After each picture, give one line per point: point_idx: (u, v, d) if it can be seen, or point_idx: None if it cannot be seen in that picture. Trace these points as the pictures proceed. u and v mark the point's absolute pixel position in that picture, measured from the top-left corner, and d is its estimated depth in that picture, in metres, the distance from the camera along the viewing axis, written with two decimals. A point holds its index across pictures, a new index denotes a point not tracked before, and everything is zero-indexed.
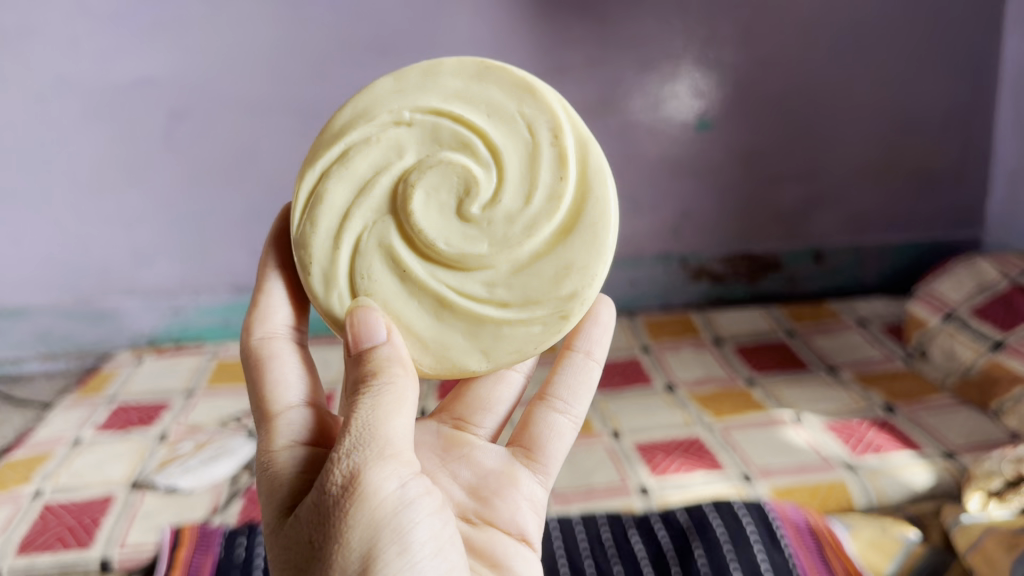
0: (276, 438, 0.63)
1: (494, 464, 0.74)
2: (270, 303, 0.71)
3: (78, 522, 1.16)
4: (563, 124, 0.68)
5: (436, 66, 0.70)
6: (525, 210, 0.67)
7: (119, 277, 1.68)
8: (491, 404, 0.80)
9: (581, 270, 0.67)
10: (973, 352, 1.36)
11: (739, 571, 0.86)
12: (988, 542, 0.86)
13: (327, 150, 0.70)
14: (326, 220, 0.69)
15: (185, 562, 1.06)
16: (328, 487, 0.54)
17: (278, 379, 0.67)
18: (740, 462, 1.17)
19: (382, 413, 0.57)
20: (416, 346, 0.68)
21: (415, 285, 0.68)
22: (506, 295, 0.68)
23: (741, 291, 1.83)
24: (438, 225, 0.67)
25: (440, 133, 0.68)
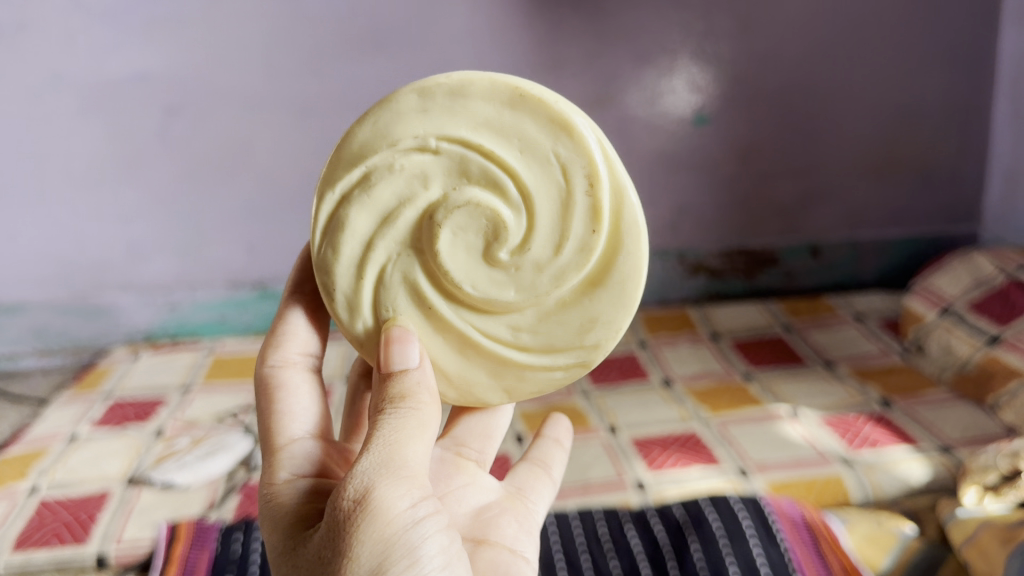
0: (278, 472, 0.63)
1: (488, 494, 0.76)
2: (287, 332, 0.71)
3: (74, 518, 1.16)
4: (602, 171, 0.63)
5: (467, 87, 0.63)
6: (555, 261, 0.64)
7: (115, 273, 1.68)
8: (492, 430, 0.80)
9: (609, 323, 0.66)
10: (969, 346, 1.37)
11: (735, 567, 0.86)
12: (983, 537, 0.86)
13: (349, 173, 0.66)
14: (349, 250, 0.66)
15: (180, 558, 1.06)
16: (341, 500, 0.52)
17: (285, 411, 0.67)
18: (736, 457, 1.17)
19: (401, 434, 0.55)
20: (442, 380, 0.69)
21: (441, 322, 0.67)
22: (530, 339, 0.67)
23: (737, 286, 1.84)
24: (464, 269, 0.64)
25: (467, 167, 0.63)
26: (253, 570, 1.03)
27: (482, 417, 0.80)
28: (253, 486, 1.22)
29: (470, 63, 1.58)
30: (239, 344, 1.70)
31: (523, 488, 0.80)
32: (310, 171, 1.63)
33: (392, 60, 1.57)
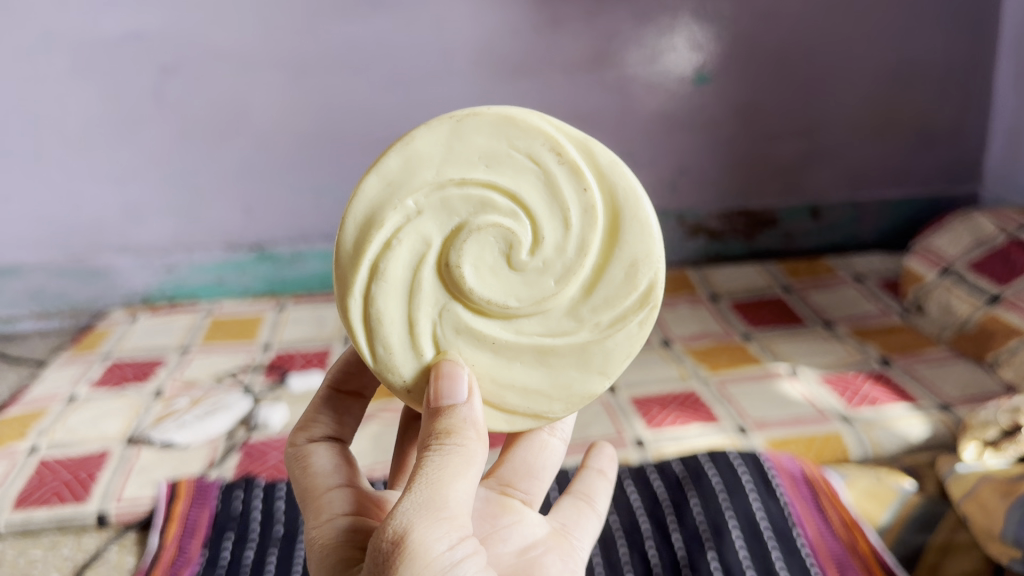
0: (324, 511, 0.61)
1: (534, 533, 0.70)
2: (313, 418, 0.72)
3: (74, 476, 1.16)
4: (558, 136, 0.62)
5: (407, 142, 0.62)
6: (570, 236, 0.62)
7: (110, 235, 1.67)
8: (539, 469, 0.76)
9: (648, 256, 0.63)
10: (969, 306, 1.36)
11: (736, 524, 0.85)
12: (983, 490, 0.86)
13: (356, 277, 0.63)
14: (397, 338, 0.64)
15: (181, 514, 1.06)
16: (381, 540, 0.51)
17: (319, 469, 0.66)
18: (735, 415, 1.17)
19: (445, 472, 0.53)
20: (541, 402, 0.65)
21: (509, 350, 0.64)
22: (596, 317, 0.64)
23: (737, 248, 1.83)
24: (496, 288, 0.63)
25: (453, 204, 0.62)
26: (256, 529, 1.03)
27: (525, 454, 0.76)
28: (253, 445, 1.22)
29: (467, 19, 1.56)
30: (237, 307, 1.70)
31: (568, 523, 0.75)
32: (307, 132, 1.62)
33: (390, 18, 1.54)
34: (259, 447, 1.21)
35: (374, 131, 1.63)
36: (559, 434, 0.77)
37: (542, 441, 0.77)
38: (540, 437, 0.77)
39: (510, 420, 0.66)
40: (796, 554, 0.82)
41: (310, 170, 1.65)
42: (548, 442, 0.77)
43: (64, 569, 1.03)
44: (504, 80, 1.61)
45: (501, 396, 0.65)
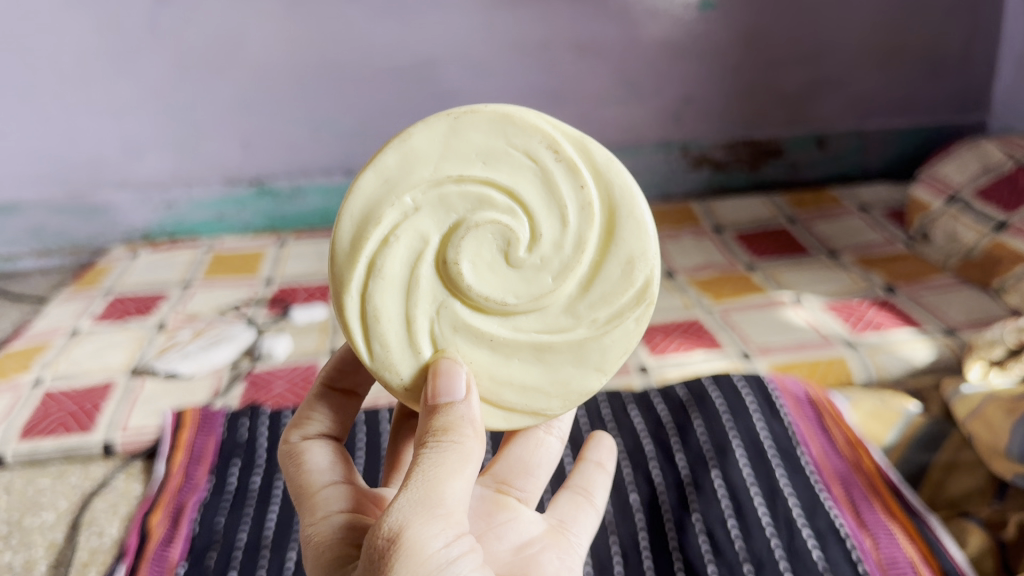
0: (318, 508, 0.59)
1: (530, 529, 0.67)
2: (308, 415, 0.69)
3: (79, 407, 1.16)
4: (556, 134, 0.60)
5: (405, 139, 0.59)
6: (567, 232, 0.60)
7: (110, 171, 1.65)
8: (536, 466, 0.73)
9: (644, 253, 0.61)
10: (976, 234, 1.35)
11: (740, 444, 0.85)
12: (987, 408, 0.85)
13: (352, 274, 0.60)
14: (394, 336, 0.61)
15: (188, 442, 1.07)
16: (375, 539, 0.48)
17: (314, 466, 0.63)
18: (739, 341, 1.17)
19: (440, 469, 0.51)
20: (539, 399, 0.62)
21: (506, 346, 0.61)
22: (594, 313, 0.61)
23: (741, 178, 1.82)
24: (494, 284, 0.60)
25: (452, 201, 0.59)
26: (263, 455, 1.04)
27: (521, 452, 0.73)
28: (258, 374, 1.22)
29: None
30: (238, 242, 1.70)
31: (565, 519, 0.71)
32: (305, 63, 1.59)
33: None
34: (264, 376, 1.21)
35: (373, 63, 1.60)
36: (557, 432, 0.74)
37: (538, 439, 0.73)
38: (535, 434, 0.74)
39: (507, 417, 0.63)
40: (800, 472, 0.82)
41: (309, 102, 1.63)
42: (543, 440, 0.74)
43: (72, 497, 1.04)
44: (505, 9, 1.58)
45: (498, 393, 0.62)
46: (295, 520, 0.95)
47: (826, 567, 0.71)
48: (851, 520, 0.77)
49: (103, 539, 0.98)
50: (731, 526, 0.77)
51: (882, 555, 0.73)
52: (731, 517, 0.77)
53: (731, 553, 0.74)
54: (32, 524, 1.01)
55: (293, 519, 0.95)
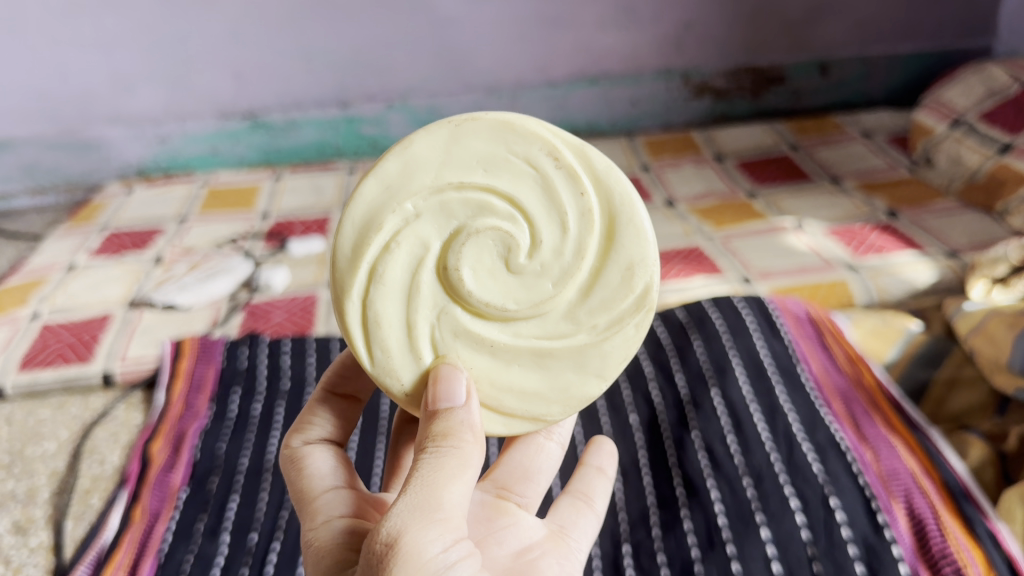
0: (318, 513, 0.55)
1: (529, 536, 0.61)
2: (310, 419, 0.64)
3: (77, 338, 1.16)
4: (557, 141, 0.56)
5: (406, 146, 0.56)
6: (567, 239, 0.56)
7: (102, 105, 1.63)
8: (538, 472, 0.67)
9: (646, 258, 0.57)
10: (980, 157, 1.33)
11: (740, 363, 0.84)
12: (990, 324, 0.84)
13: (353, 279, 0.56)
14: (396, 343, 0.57)
15: (187, 371, 1.07)
16: (373, 545, 0.45)
17: (315, 471, 0.59)
18: (739, 267, 1.16)
19: (441, 473, 0.47)
20: (538, 405, 0.58)
21: (506, 351, 0.57)
22: (594, 319, 0.57)
23: (743, 107, 1.80)
24: (495, 290, 0.56)
25: (452, 208, 0.55)
26: (263, 382, 1.04)
27: (521, 457, 0.67)
28: (256, 304, 1.22)
29: None
30: (233, 176, 1.69)
31: (565, 526, 0.64)
32: None
33: None
34: (263, 307, 1.20)
35: None
36: (558, 437, 0.68)
37: (537, 444, 0.68)
38: (534, 440, 0.68)
39: (507, 423, 0.59)
40: (801, 390, 0.81)
41: (301, 32, 1.58)
42: (543, 446, 0.68)
43: (73, 427, 1.04)
44: None
45: (498, 399, 0.58)
46: None
47: (826, 479, 0.70)
48: (851, 435, 0.76)
49: (105, 467, 0.98)
50: (730, 441, 0.76)
51: (883, 469, 0.71)
52: (730, 433, 0.77)
53: (731, 469, 0.74)
54: (34, 454, 1.01)
55: None
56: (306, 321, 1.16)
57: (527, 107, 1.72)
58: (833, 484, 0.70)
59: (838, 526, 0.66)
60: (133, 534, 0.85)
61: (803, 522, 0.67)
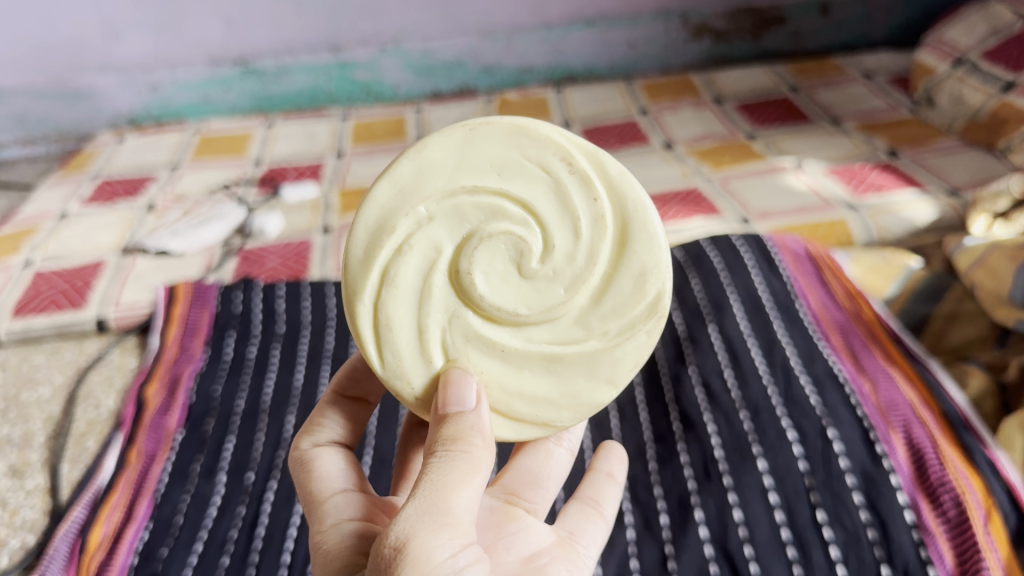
0: (327, 516, 0.52)
1: (538, 541, 0.57)
2: (320, 420, 0.61)
3: (70, 285, 1.15)
4: (571, 147, 0.53)
5: (420, 149, 0.53)
6: (580, 244, 0.53)
7: (91, 54, 1.59)
8: (548, 479, 0.63)
9: (659, 265, 0.54)
10: (983, 96, 1.30)
11: (738, 300, 0.83)
12: (991, 257, 0.83)
13: (365, 282, 0.53)
14: (408, 347, 0.54)
15: (182, 316, 1.05)
16: (382, 548, 0.43)
17: (324, 471, 0.56)
18: (738, 207, 1.14)
19: (450, 477, 0.45)
20: (549, 410, 0.55)
21: (517, 357, 0.54)
22: (605, 325, 0.54)
23: (743, 49, 1.77)
24: (507, 294, 0.53)
25: (465, 211, 0.53)
26: (258, 325, 1.04)
27: (530, 463, 0.64)
28: (250, 250, 1.20)
29: None
30: (225, 124, 1.67)
31: (574, 531, 0.61)
32: None
33: None
34: (256, 253, 1.18)
35: None
36: (567, 443, 0.65)
37: (546, 450, 0.65)
38: (544, 446, 0.65)
39: (516, 428, 0.56)
40: (798, 323, 0.80)
41: None
42: (552, 452, 0.64)
43: (68, 373, 1.04)
44: None
45: (508, 403, 0.55)
46: (292, 386, 0.94)
47: (824, 412, 0.70)
48: (849, 367, 0.75)
49: (100, 411, 0.97)
50: (727, 375, 0.76)
51: (882, 400, 0.71)
52: (727, 368, 0.77)
53: (728, 403, 0.74)
54: (29, 399, 1.00)
55: (291, 386, 0.94)
56: (300, 266, 1.15)
57: (522, 51, 1.70)
58: (831, 416, 0.69)
59: (837, 457, 0.66)
60: (129, 475, 0.84)
61: (801, 453, 0.67)
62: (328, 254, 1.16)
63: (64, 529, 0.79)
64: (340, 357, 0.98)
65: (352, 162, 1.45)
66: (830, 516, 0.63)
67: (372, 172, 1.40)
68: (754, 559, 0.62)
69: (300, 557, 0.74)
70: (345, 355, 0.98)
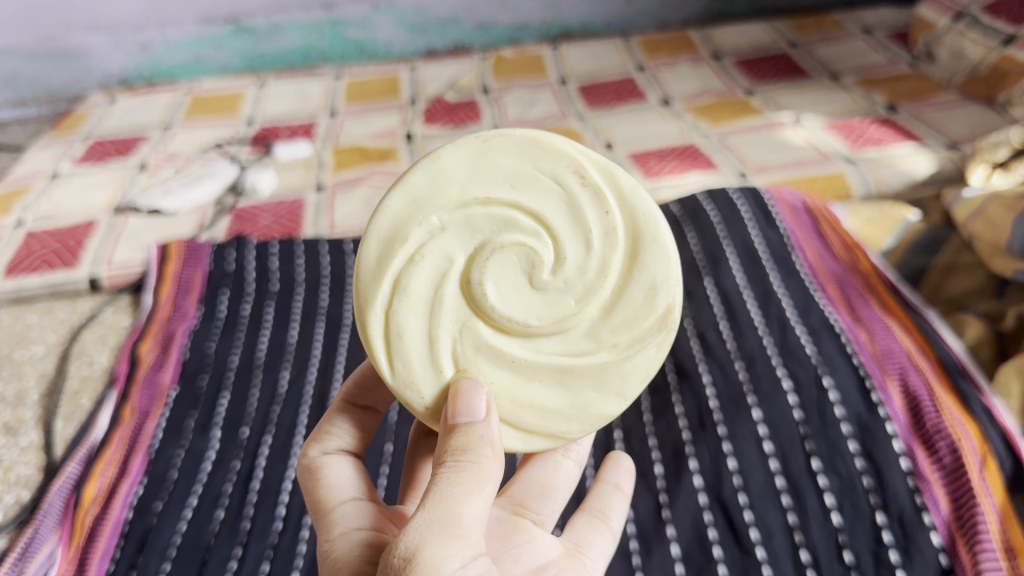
0: (334, 526, 0.49)
1: (545, 552, 0.53)
2: (328, 428, 0.59)
3: (62, 244, 1.14)
4: (584, 160, 0.51)
5: (434, 159, 0.51)
6: (592, 257, 0.50)
7: (81, 14, 1.56)
8: (557, 491, 0.60)
9: (671, 277, 0.51)
10: (984, 49, 1.28)
11: (734, 252, 0.83)
12: (990, 207, 0.82)
13: (377, 291, 0.51)
14: (419, 356, 0.51)
15: (175, 275, 1.04)
16: (390, 558, 0.40)
17: (333, 480, 0.54)
18: (735, 162, 1.13)
19: (459, 487, 0.43)
20: (557, 422, 0.52)
21: (528, 368, 0.52)
22: (615, 338, 0.51)
23: (741, 5, 1.74)
24: (518, 305, 0.50)
25: (477, 222, 0.50)
26: (251, 282, 1.03)
27: (538, 475, 0.60)
28: (242, 207, 1.18)
29: None
30: (218, 83, 1.65)
31: (580, 543, 0.57)
32: None
33: None
34: (249, 211, 1.17)
35: None
36: (576, 455, 0.61)
37: (554, 462, 0.61)
38: (552, 457, 0.61)
39: (526, 439, 0.53)
40: (795, 276, 0.79)
41: None
42: (560, 463, 0.61)
43: (61, 331, 1.03)
44: None
45: (517, 415, 0.52)
46: (287, 342, 0.94)
47: (820, 361, 0.69)
48: (845, 317, 0.75)
49: (93, 368, 0.97)
50: (722, 327, 0.76)
51: (878, 348, 0.70)
52: (722, 319, 0.77)
53: (723, 355, 0.74)
54: (22, 357, 1.00)
55: (284, 343, 0.94)
56: (293, 223, 1.13)
57: (517, 7, 1.67)
58: (826, 365, 0.69)
59: (832, 406, 0.66)
60: (122, 432, 0.84)
61: (796, 402, 0.67)
62: (321, 212, 1.15)
63: (58, 485, 0.79)
64: (334, 315, 0.97)
65: (345, 121, 1.44)
66: (824, 463, 0.63)
67: (365, 131, 1.39)
68: (748, 507, 0.63)
69: (295, 511, 0.74)
70: (339, 313, 0.97)
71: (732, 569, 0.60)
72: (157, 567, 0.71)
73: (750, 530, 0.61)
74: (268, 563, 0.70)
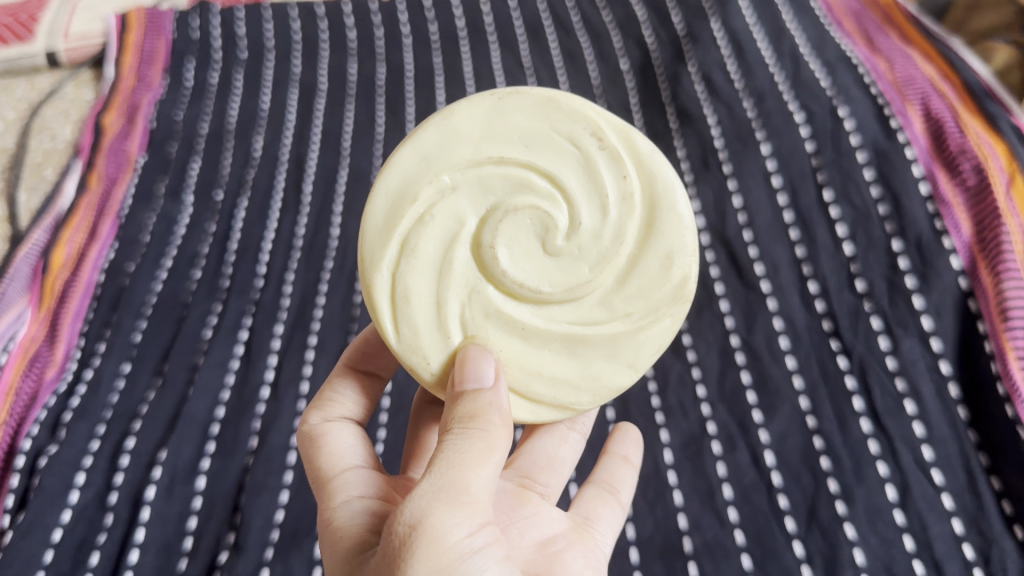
0: (335, 494, 0.43)
1: (551, 525, 0.48)
2: (330, 394, 0.51)
3: (13, 19, 1.00)
4: (604, 121, 0.43)
5: (446, 114, 0.43)
6: (608, 223, 0.42)
7: None
8: (564, 463, 0.54)
9: (689, 247, 0.43)
10: None
11: None
12: None
13: (383, 251, 0.42)
14: (427, 323, 0.43)
15: (137, 46, 0.94)
16: (393, 529, 0.35)
17: (335, 447, 0.47)
18: None
19: (468, 450, 0.36)
20: (566, 392, 0.44)
21: (540, 336, 0.43)
22: (629, 308, 0.43)
23: None
24: (531, 270, 0.42)
25: (490, 182, 0.42)
26: (218, 48, 0.92)
27: (544, 445, 0.53)
28: None
29: None
30: None
31: (589, 515, 0.50)
32: None
33: None
34: None
35: None
36: (581, 427, 0.55)
37: (560, 434, 0.54)
38: (557, 428, 0.54)
39: (534, 411, 0.44)
40: (808, 13, 0.72)
41: None
42: (566, 435, 0.54)
43: (20, 108, 0.96)
44: None
45: (526, 384, 0.44)
46: (259, 108, 0.86)
47: (835, 92, 0.64)
48: (862, 49, 0.69)
49: (57, 142, 0.92)
50: (729, 66, 0.70)
51: (898, 76, 0.64)
52: (730, 59, 0.71)
53: (730, 94, 0.69)
54: None
55: (257, 109, 0.86)
56: None
57: None
58: (842, 96, 0.63)
59: (847, 136, 0.61)
60: (89, 199, 0.79)
61: (808, 134, 0.63)
62: None
63: (25, 250, 0.74)
64: (309, 79, 0.88)
65: None
66: (838, 194, 0.59)
67: None
68: (753, 243, 0.61)
69: (276, 267, 0.71)
70: (313, 76, 0.88)
71: (734, 306, 0.59)
72: (132, 324, 0.67)
73: (755, 265, 0.60)
74: (250, 317, 0.67)
